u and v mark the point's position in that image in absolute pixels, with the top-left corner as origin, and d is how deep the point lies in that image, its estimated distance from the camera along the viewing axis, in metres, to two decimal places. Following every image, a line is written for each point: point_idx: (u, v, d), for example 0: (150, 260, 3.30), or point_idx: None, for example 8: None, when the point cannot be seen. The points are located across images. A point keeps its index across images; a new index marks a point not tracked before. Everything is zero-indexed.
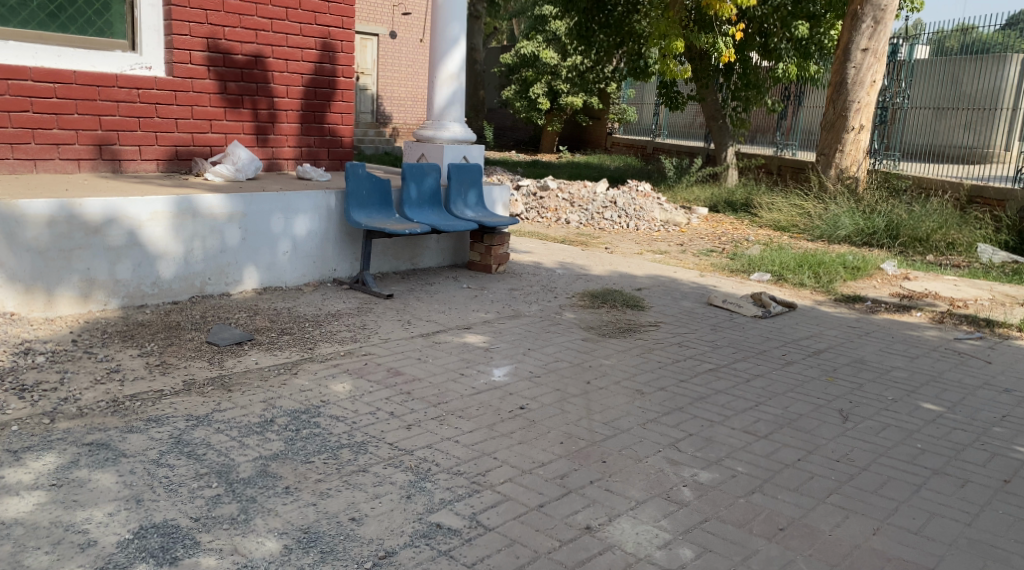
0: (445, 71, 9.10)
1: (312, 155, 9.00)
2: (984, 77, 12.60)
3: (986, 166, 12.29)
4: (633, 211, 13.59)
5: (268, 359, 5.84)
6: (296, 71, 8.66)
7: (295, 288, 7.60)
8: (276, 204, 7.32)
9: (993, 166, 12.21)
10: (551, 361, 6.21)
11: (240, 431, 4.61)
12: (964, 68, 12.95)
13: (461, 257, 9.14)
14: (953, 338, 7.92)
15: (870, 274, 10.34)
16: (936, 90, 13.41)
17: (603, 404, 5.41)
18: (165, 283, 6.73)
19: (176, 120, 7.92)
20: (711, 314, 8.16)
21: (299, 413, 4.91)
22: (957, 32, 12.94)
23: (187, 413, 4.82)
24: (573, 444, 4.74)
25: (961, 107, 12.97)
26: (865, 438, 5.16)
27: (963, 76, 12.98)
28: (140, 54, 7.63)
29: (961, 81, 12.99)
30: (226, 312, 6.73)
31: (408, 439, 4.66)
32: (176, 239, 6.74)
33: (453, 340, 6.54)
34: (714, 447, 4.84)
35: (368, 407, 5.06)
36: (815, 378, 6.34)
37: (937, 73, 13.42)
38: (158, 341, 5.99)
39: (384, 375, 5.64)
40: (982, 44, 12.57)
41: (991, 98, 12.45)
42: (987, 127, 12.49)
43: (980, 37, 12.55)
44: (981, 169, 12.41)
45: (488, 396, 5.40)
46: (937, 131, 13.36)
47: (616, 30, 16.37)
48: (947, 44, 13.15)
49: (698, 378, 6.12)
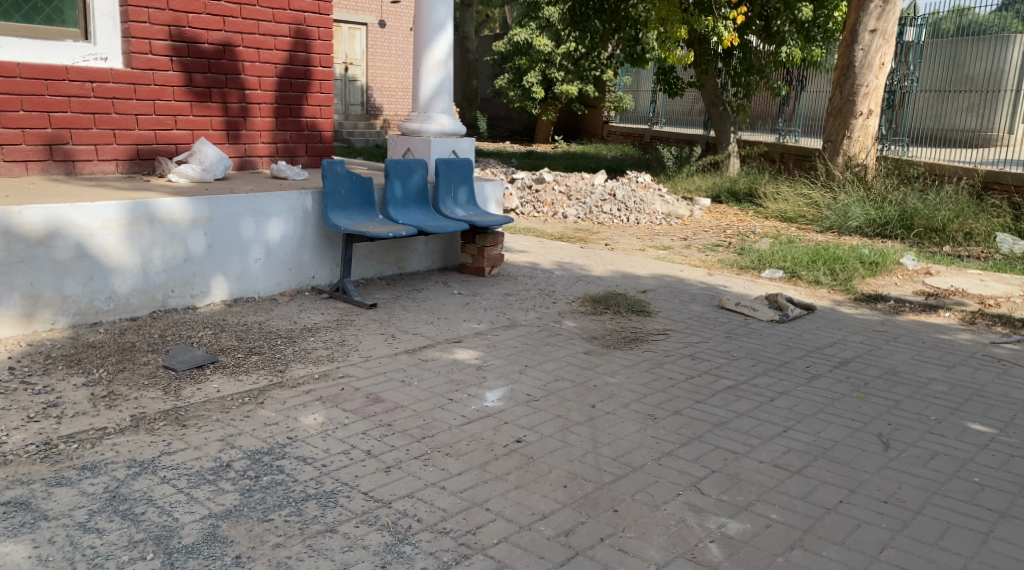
0: (431, 59, 8.37)
1: (289, 152, 8.30)
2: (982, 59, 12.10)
3: (988, 150, 11.74)
4: (633, 203, 12.87)
5: (231, 386, 5.15)
6: (269, 61, 7.95)
7: (269, 298, 6.91)
8: (246, 207, 6.63)
9: (994, 149, 11.67)
10: (551, 381, 5.53)
11: (189, 479, 3.93)
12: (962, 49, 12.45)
13: (452, 259, 8.45)
14: (988, 342, 7.27)
15: (890, 269, 9.66)
16: (945, 73, 12.74)
17: (610, 434, 4.74)
18: (122, 298, 6.05)
19: (137, 116, 7.20)
20: (724, 319, 7.48)
21: (260, 455, 4.23)
22: (953, 14, 12.43)
23: (130, 458, 4.12)
24: (579, 488, 4.08)
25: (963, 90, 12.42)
26: (912, 471, 4.51)
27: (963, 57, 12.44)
28: (93, 44, 6.89)
29: (962, 63, 12.45)
30: (188, 329, 6.04)
31: (386, 486, 3.99)
32: (133, 248, 6.05)
33: (441, 357, 5.87)
34: (742, 488, 4.19)
35: (341, 444, 4.39)
36: (846, 395, 5.68)
37: (945, 54, 12.76)
38: (110, 365, 5.30)
39: (363, 403, 4.96)
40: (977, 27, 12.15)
41: (993, 81, 11.91)
42: (992, 110, 11.94)
43: (975, 18, 12.09)
44: (985, 153, 11.80)
45: (479, 427, 4.72)
46: (943, 114, 12.69)
47: (613, 14, 15.58)
48: (943, 27, 12.67)
49: (717, 399, 5.45)
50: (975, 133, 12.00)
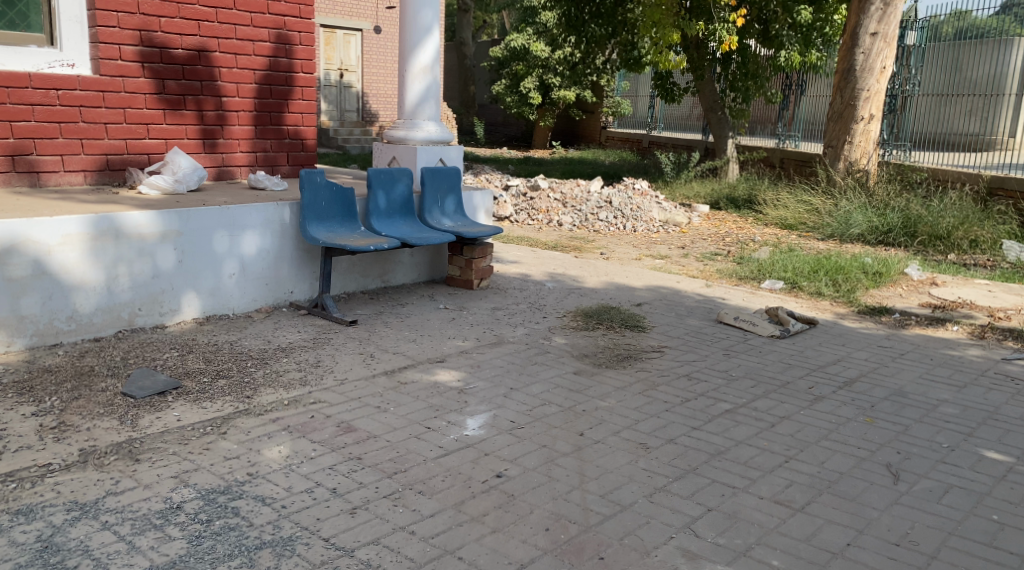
0: (417, 64, 8.02)
1: (269, 161, 7.95)
2: (982, 62, 11.73)
3: (990, 154, 11.46)
4: (630, 211, 12.53)
5: (193, 414, 4.76)
6: (248, 66, 7.61)
7: (244, 315, 6.55)
8: (219, 220, 6.28)
9: (996, 153, 11.41)
10: (537, 406, 5.18)
11: (133, 525, 3.64)
12: (963, 52, 12.07)
13: (439, 272, 8.11)
14: (999, 358, 6.93)
15: (894, 280, 9.30)
16: (941, 77, 12.45)
17: (599, 467, 4.39)
18: (84, 317, 5.71)
19: (106, 125, 6.85)
20: (722, 335, 7.12)
21: (214, 495, 3.90)
22: (953, 18, 12.14)
23: (71, 501, 3.81)
24: (561, 532, 3.77)
25: (961, 93, 12.06)
26: (925, 508, 4.20)
27: (963, 61, 12.07)
28: (59, 49, 6.56)
29: (962, 67, 12.07)
30: (154, 351, 5.67)
31: (349, 532, 3.69)
32: (96, 265, 5.70)
33: (422, 379, 5.50)
34: (741, 530, 3.88)
35: (305, 481, 4.05)
36: (851, 420, 5.33)
37: (946, 57, 12.40)
38: (64, 393, 4.93)
39: (333, 433, 4.60)
40: (977, 30, 11.77)
41: (992, 84, 11.59)
42: (992, 113, 11.60)
43: (973, 22, 11.77)
44: (988, 157, 11.50)
45: (457, 459, 4.37)
46: (942, 118, 12.40)
47: (608, 19, 15.23)
48: (942, 30, 12.40)
49: (714, 425, 5.09)
50: (975, 137, 11.68)
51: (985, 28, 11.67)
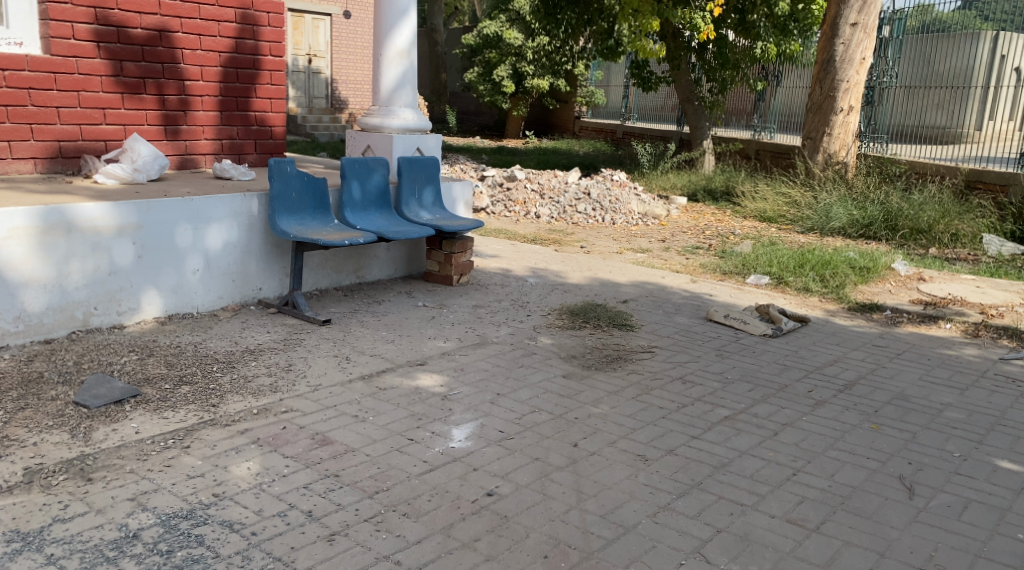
0: (393, 48, 7.61)
1: (235, 149, 7.52)
2: (955, 55, 11.59)
3: (960, 147, 11.33)
4: (608, 202, 12.20)
5: (153, 426, 4.36)
6: (212, 49, 7.17)
7: (209, 314, 6.13)
8: (181, 213, 5.86)
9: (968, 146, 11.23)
10: (527, 413, 4.83)
11: (83, 559, 3.31)
12: (936, 44, 11.87)
13: (416, 266, 7.73)
14: (997, 358, 6.69)
15: (882, 275, 9.03)
16: (909, 69, 12.38)
17: (597, 482, 4.07)
18: (33, 317, 5.28)
19: (58, 109, 6.39)
20: (713, 334, 6.81)
21: (175, 520, 3.56)
22: (917, 12, 12.18)
23: (11, 530, 3.45)
24: (561, 560, 3.49)
25: (932, 86, 11.99)
26: (946, 526, 3.94)
27: (936, 55, 11.90)
28: (5, 27, 6.10)
29: (935, 61, 11.92)
30: (110, 354, 5.26)
31: (327, 562, 3.38)
32: (46, 261, 5.27)
33: (402, 385, 5.13)
34: (755, 555, 3.61)
35: (277, 503, 3.71)
36: (856, 427, 5.04)
37: (915, 50, 12.25)
38: (9, 402, 4.51)
39: (308, 446, 4.23)
40: (942, 24, 11.77)
41: (962, 78, 11.56)
42: (961, 107, 11.59)
43: (937, 15, 11.79)
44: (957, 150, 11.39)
45: (443, 475, 4.03)
46: (912, 112, 12.26)
47: (584, 6, 14.73)
48: (907, 24, 12.35)
49: (715, 433, 4.77)
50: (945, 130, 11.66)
51: (949, 22, 11.67)
